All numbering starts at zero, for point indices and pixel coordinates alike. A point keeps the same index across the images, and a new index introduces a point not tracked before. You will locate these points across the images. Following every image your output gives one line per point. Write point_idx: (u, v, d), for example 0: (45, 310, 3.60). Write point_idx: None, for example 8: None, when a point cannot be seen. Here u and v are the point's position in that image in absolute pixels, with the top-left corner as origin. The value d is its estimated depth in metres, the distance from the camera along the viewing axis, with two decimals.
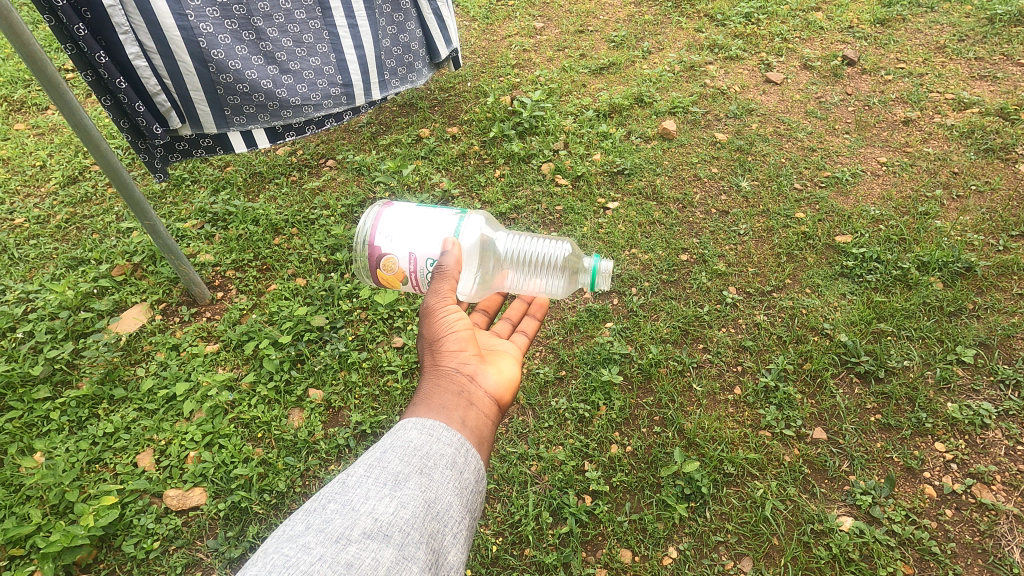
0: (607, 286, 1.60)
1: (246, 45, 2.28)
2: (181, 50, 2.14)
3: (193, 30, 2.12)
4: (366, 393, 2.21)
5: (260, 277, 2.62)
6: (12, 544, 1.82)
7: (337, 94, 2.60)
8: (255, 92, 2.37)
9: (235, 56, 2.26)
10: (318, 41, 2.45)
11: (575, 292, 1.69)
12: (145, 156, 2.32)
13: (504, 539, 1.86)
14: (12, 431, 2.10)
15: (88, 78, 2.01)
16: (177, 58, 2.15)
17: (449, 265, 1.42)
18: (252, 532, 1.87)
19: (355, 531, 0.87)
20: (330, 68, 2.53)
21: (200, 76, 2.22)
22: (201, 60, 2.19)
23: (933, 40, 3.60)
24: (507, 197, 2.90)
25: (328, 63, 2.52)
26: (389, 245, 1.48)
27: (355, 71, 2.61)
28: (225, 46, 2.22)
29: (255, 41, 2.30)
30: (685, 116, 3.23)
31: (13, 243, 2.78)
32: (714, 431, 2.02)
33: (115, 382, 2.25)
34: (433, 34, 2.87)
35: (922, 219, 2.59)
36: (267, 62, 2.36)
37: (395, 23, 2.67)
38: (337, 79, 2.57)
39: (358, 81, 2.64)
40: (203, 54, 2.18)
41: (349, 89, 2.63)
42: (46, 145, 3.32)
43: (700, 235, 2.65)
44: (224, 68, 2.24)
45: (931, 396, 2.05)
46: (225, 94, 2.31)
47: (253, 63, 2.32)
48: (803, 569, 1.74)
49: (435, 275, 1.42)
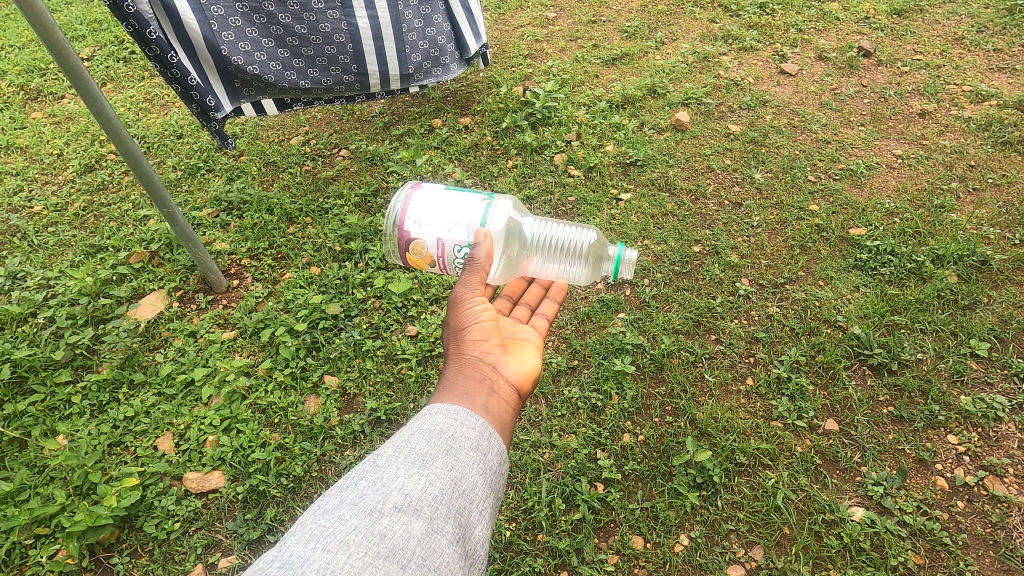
0: (630, 275, 1.63)
1: (256, 27, 2.39)
2: (198, 34, 2.25)
3: (204, 12, 2.24)
4: (381, 380, 2.23)
5: (274, 266, 2.64)
6: (37, 523, 1.87)
7: (351, 82, 2.66)
8: (264, 74, 2.46)
9: (244, 37, 2.37)
10: (336, 31, 2.52)
11: (597, 279, 1.71)
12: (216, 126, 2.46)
13: (517, 525, 1.89)
14: (36, 413, 2.15)
15: (150, 54, 2.18)
16: (194, 42, 2.26)
17: (481, 257, 1.44)
18: (270, 515, 1.91)
19: (388, 505, 0.90)
20: (347, 56, 2.59)
21: (213, 59, 2.32)
22: (213, 42, 2.29)
23: (951, 31, 3.55)
24: (520, 187, 2.90)
25: (344, 52, 2.57)
26: (427, 229, 1.50)
27: (373, 62, 2.65)
28: (235, 28, 2.34)
29: (267, 24, 2.41)
30: (699, 108, 3.22)
31: (33, 230, 2.83)
32: (727, 421, 2.04)
33: (135, 366, 2.29)
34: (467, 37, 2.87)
35: (937, 212, 2.57)
36: (278, 45, 2.47)
37: (420, 17, 2.65)
38: (353, 67, 2.63)
39: (375, 72, 2.68)
40: (214, 36, 2.29)
41: (364, 79, 2.67)
42: (63, 133, 3.35)
43: (712, 227, 2.65)
44: (235, 49, 2.35)
45: (945, 389, 2.06)
46: (236, 73, 2.40)
47: (263, 45, 2.43)
48: (813, 559, 1.76)
49: (467, 266, 1.44)
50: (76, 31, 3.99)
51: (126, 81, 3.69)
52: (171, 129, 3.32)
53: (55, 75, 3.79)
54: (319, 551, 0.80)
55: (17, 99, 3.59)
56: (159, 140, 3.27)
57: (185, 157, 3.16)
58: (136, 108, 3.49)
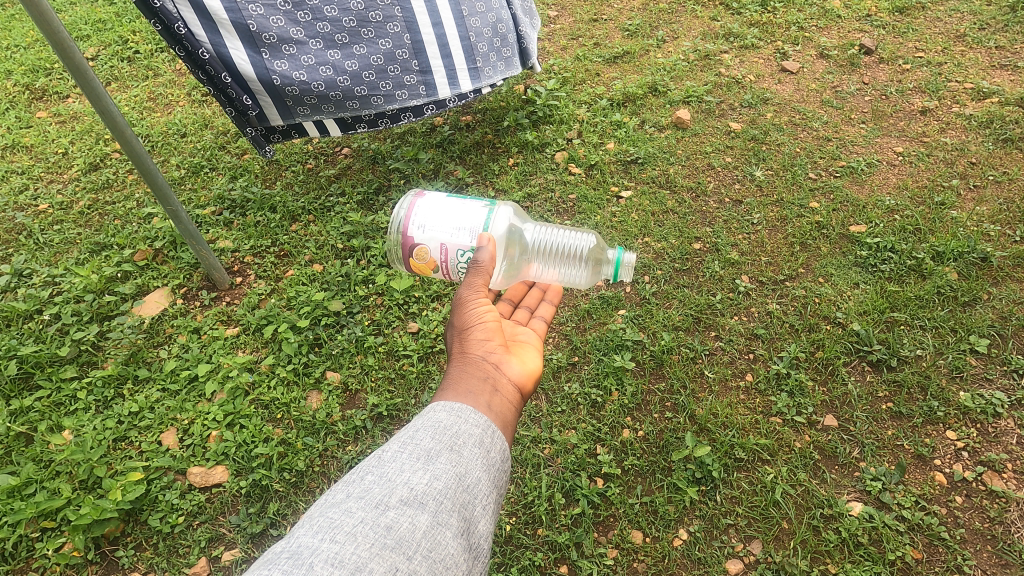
0: (628, 278, 1.63)
1: (301, 26, 2.41)
2: (234, 38, 2.34)
3: (242, 12, 2.31)
4: (382, 375, 2.25)
5: (277, 263, 2.66)
6: (44, 516, 1.89)
7: (414, 83, 2.67)
8: (313, 82, 2.51)
9: (288, 39, 2.41)
10: (390, 21, 2.54)
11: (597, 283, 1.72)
12: (253, 134, 2.63)
13: (517, 519, 1.90)
14: (42, 409, 2.18)
15: (181, 52, 2.30)
16: (229, 47, 2.35)
17: (483, 261, 1.46)
18: (273, 509, 1.93)
19: (393, 498, 0.92)
20: (404, 51, 2.60)
21: (253, 66, 2.41)
22: (253, 46, 2.38)
23: (952, 29, 3.55)
24: (521, 185, 2.92)
25: (401, 46, 2.59)
26: (426, 233, 1.52)
27: (432, 56, 2.67)
28: (278, 28, 2.38)
29: (312, 22, 2.43)
30: (700, 106, 3.23)
31: (38, 228, 2.85)
32: (726, 417, 2.05)
33: (139, 363, 2.32)
34: (527, 37, 2.97)
35: (938, 209, 2.58)
36: (327, 46, 2.48)
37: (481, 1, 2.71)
38: (413, 64, 2.64)
39: (436, 68, 2.69)
40: (254, 38, 2.37)
41: (426, 76, 2.68)
42: (68, 132, 3.38)
43: (712, 224, 2.66)
44: (277, 53, 2.42)
45: (944, 385, 2.07)
46: (283, 83, 2.47)
47: (310, 47, 2.46)
48: (812, 553, 1.77)
49: (471, 268, 1.46)
50: (80, 32, 4.03)
51: (130, 80, 3.72)
52: (175, 128, 3.35)
53: (60, 75, 3.82)
54: (327, 541, 0.82)
55: (22, 99, 3.62)
56: (163, 138, 3.30)
57: (188, 156, 3.19)
58: (140, 107, 3.52)
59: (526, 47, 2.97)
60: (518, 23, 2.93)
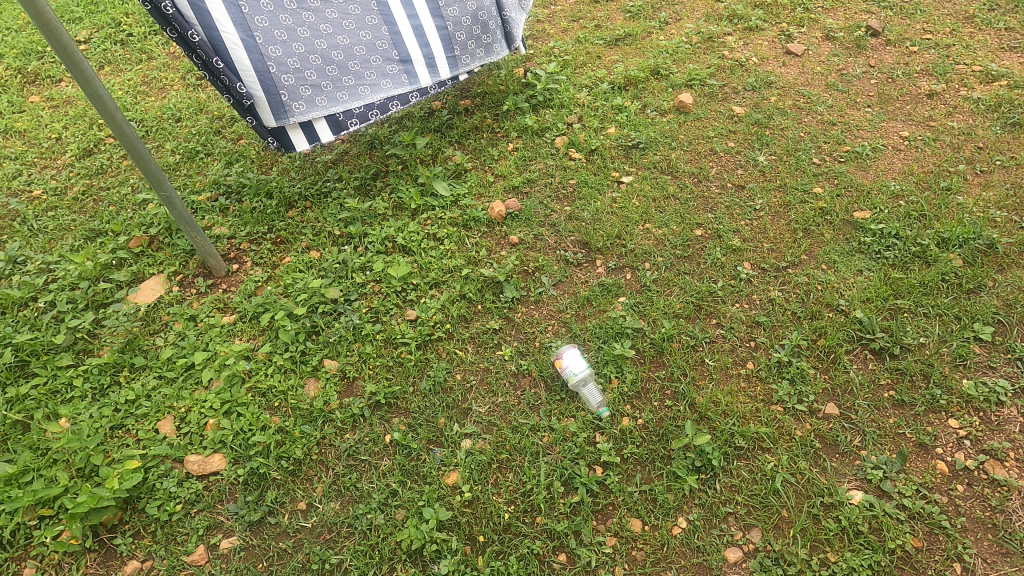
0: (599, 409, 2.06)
1: (289, 14, 2.40)
2: (225, 20, 2.25)
3: None
4: (380, 363, 2.22)
5: (274, 250, 2.63)
6: (41, 504, 1.87)
7: (397, 72, 2.70)
8: (306, 68, 2.48)
9: (279, 24, 2.38)
10: (368, 14, 2.58)
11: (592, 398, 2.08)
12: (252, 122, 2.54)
13: (515, 507, 1.89)
14: (38, 397, 2.16)
15: (172, 34, 2.20)
16: (220, 29, 2.25)
17: None
18: (271, 497, 1.92)
19: None
20: (384, 41, 2.64)
21: (246, 50, 2.33)
22: (245, 29, 2.30)
23: (961, 10, 3.48)
24: (520, 170, 2.88)
25: (380, 37, 2.62)
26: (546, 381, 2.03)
27: (413, 47, 2.71)
28: (267, 14, 2.35)
29: (297, 10, 2.42)
30: (702, 89, 3.18)
31: (33, 214, 2.82)
32: (726, 405, 2.03)
33: (136, 350, 2.30)
34: (512, 22, 2.98)
35: (943, 194, 2.54)
36: (314, 35, 2.47)
37: None
38: (394, 54, 2.68)
39: (417, 58, 2.74)
40: (245, 21, 2.30)
41: (408, 66, 2.72)
42: (61, 118, 3.34)
43: (714, 210, 2.62)
44: (270, 38, 2.37)
45: (947, 372, 2.04)
46: (278, 73, 2.43)
47: (299, 35, 2.43)
48: (811, 541, 1.75)
49: None
50: (73, 14, 3.96)
51: (124, 64, 3.66)
52: (169, 112, 3.30)
53: (52, 58, 3.76)
54: None
55: (14, 83, 3.56)
56: (157, 123, 3.25)
57: (183, 141, 3.15)
58: (133, 91, 3.47)
59: (511, 32, 2.99)
60: (505, 9, 2.93)
